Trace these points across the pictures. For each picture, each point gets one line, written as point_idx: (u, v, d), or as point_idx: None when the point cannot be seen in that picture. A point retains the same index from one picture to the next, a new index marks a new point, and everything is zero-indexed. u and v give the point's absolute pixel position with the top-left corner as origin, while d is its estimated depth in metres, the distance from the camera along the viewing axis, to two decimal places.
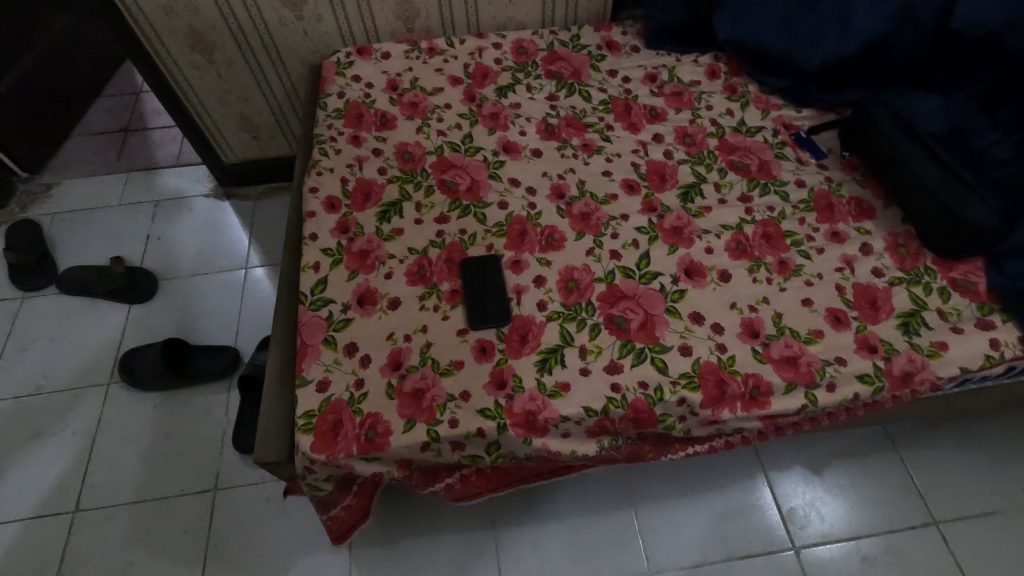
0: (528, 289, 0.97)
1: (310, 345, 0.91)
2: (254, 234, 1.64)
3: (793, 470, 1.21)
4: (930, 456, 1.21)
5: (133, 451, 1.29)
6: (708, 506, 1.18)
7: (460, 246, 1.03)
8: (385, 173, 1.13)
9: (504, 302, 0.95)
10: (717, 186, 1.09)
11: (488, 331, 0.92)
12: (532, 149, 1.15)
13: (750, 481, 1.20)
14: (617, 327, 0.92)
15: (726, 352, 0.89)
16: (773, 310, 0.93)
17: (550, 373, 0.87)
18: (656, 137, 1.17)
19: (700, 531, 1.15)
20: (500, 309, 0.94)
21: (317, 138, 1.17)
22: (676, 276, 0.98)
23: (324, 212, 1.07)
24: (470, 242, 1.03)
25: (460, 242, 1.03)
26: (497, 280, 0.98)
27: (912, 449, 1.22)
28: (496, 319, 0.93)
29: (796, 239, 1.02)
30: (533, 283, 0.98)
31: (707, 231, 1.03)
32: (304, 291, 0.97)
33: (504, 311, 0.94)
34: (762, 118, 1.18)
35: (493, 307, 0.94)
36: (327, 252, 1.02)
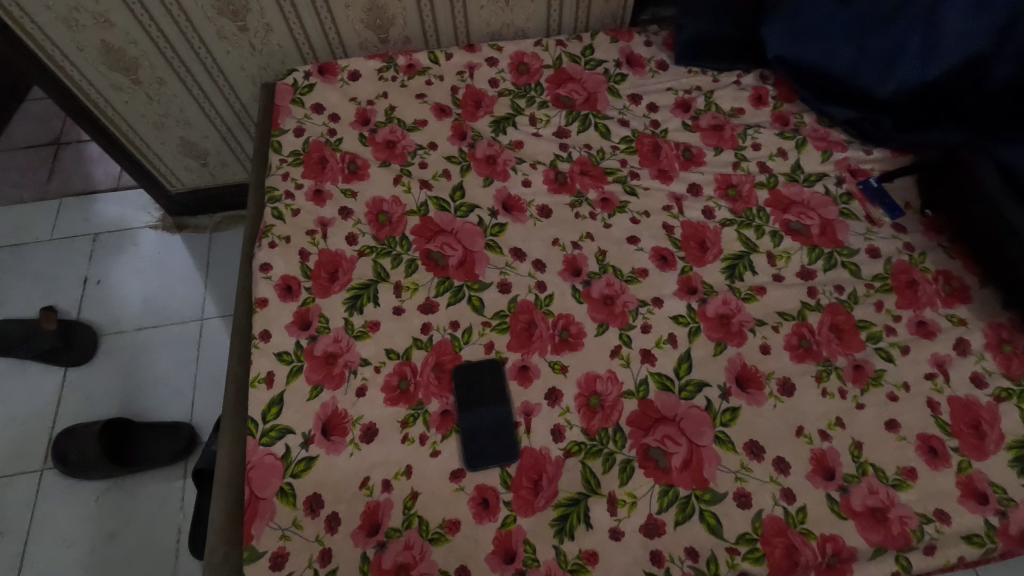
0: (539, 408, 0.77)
1: (261, 499, 0.71)
2: (211, 276, 1.41)
3: None
4: None
5: (72, 557, 1.10)
6: None
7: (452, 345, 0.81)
8: (356, 241, 0.90)
9: (510, 431, 0.75)
10: (770, 257, 0.88)
11: (489, 473, 0.72)
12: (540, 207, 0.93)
13: None
14: (655, 467, 0.72)
15: (795, 502, 0.70)
16: (850, 438, 0.74)
17: (572, 538, 0.68)
18: (692, 188, 0.94)
19: None
20: (505, 441, 0.74)
21: (270, 192, 0.94)
22: (726, 388, 0.78)
23: (280, 300, 0.85)
24: (464, 340, 0.82)
25: (451, 340, 0.82)
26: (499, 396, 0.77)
27: None
28: (500, 457, 0.73)
29: (872, 332, 0.81)
30: (545, 401, 0.77)
31: (761, 321, 0.83)
32: (253, 416, 0.76)
33: (510, 445, 0.74)
34: (822, 161, 0.96)
35: (495, 439, 0.74)
36: (284, 358, 0.81)
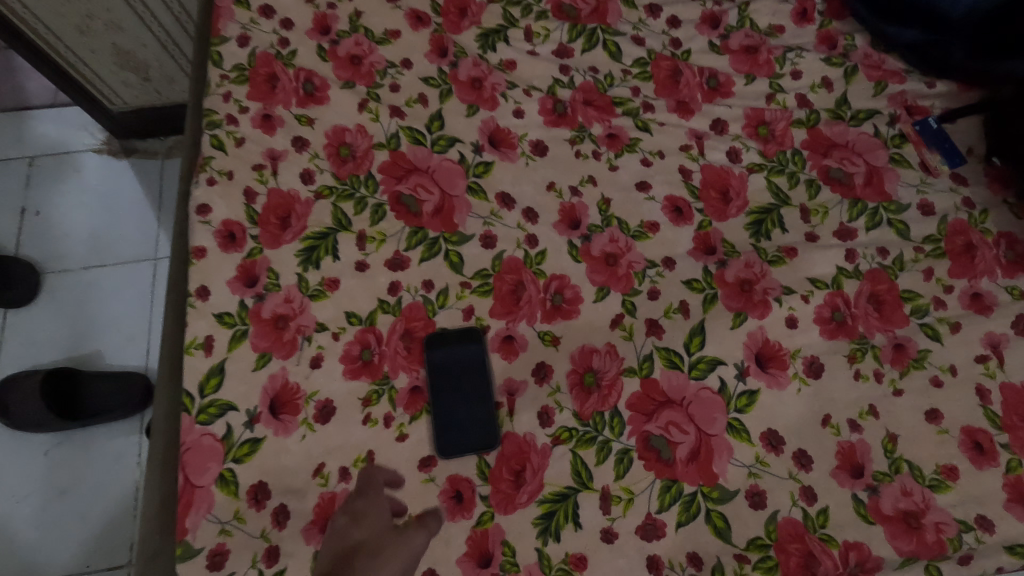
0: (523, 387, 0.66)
1: (197, 487, 0.61)
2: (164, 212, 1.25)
3: None
4: None
5: (21, 514, 1.02)
6: None
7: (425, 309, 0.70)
8: (312, 180, 0.75)
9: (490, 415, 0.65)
10: (804, 212, 0.74)
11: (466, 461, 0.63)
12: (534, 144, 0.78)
13: None
14: (657, 459, 0.62)
15: (815, 503, 0.61)
16: (884, 430, 0.64)
17: (558, 540, 0.59)
18: (716, 125, 0.79)
19: None
20: (486, 428, 0.64)
21: (207, 115, 0.77)
22: (744, 368, 0.66)
23: (220, 250, 0.71)
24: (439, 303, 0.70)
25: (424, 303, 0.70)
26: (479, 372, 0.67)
27: None
28: (480, 443, 0.63)
29: (918, 305, 0.69)
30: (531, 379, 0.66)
31: (789, 289, 0.70)
32: (188, 389, 0.65)
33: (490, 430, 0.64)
34: (874, 95, 0.80)
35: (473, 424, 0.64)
36: (225, 320, 0.68)
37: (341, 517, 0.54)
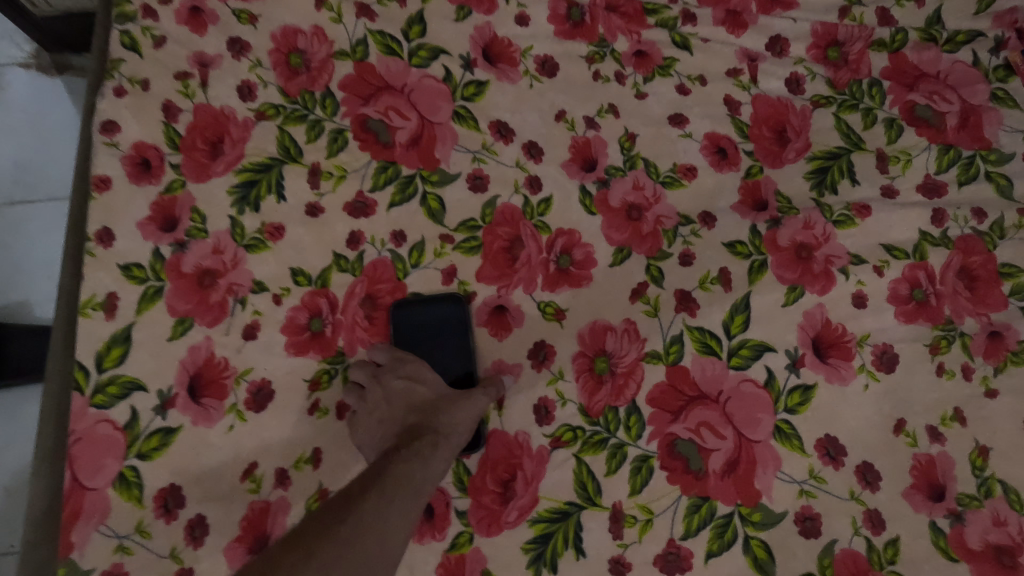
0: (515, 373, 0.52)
1: (88, 490, 0.47)
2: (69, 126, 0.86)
3: None
4: None
5: None
6: None
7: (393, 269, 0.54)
8: (253, 95, 0.58)
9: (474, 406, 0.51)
10: (881, 159, 0.58)
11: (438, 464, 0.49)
12: (540, 61, 0.61)
13: None
14: (684, 470, 0.49)
15: (882, 532, 0.48)
16: (973, 441, 0.50)
17: (554, 571, 0.46)
18: (775, 44, 0.61)
19: None
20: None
21: (116, 4, 0.59)
22: (798, 356, 0.52)
23: (130, 182, 0.55)
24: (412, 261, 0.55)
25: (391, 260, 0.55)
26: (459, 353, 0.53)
27: None
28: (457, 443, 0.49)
29: (1020, 283, 0.55)
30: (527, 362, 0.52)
31: (859, 258, 0.55)
32: (81, 362, 0.50)
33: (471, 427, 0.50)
34: (976, 12, 0.62)
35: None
36: (133, 274, 0.53)
37: (396, 380, 0.51)
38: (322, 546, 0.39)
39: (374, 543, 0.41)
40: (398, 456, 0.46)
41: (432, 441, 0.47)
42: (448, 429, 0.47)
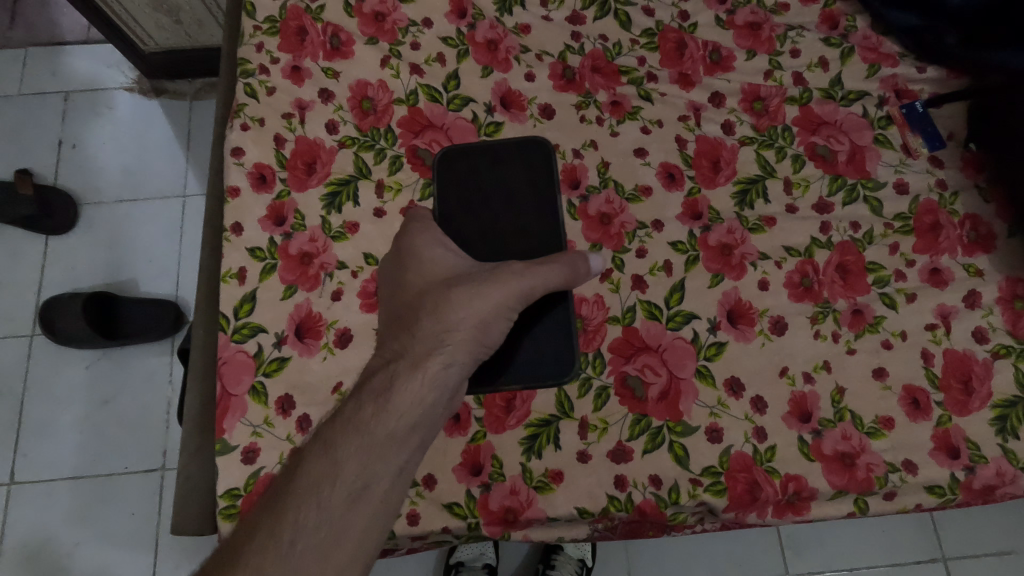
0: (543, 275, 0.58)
1: (233, 395, 0.71)
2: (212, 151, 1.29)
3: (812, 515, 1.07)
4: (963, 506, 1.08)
5: (68, 417, 1.15)
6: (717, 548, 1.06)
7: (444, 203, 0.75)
8: (336, 130, 0.82)
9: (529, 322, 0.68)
10: (787, 185, 0.80)
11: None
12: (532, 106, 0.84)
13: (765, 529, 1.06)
14: (631, 396, 0.71)
15: (765, 441, 0.70)
16: (834, 383, 0.72)
17: (539, 457, 0.69)
18: (714, 98, 0.84)
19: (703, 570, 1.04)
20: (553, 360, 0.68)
21: (242, 64, 0.83)
22: (716, 322, 0.74)
23: (252, 190, 0.79)
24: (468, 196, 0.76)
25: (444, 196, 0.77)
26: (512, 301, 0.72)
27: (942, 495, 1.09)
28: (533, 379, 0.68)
29: (880, 276, 0.76)
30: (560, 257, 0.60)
31: (765, 255, 0.77)
32: (224, 312, 0.74)
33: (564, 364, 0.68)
34: (867, 77, 0.84)
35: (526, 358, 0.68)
36: (256, 254, 0.76)
37: (393, 260, 0.61)
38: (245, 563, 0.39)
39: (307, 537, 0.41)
40: (349, 422, 0.47)
41: (389, 380, 0.49)
42: (425, 337, 0.52)
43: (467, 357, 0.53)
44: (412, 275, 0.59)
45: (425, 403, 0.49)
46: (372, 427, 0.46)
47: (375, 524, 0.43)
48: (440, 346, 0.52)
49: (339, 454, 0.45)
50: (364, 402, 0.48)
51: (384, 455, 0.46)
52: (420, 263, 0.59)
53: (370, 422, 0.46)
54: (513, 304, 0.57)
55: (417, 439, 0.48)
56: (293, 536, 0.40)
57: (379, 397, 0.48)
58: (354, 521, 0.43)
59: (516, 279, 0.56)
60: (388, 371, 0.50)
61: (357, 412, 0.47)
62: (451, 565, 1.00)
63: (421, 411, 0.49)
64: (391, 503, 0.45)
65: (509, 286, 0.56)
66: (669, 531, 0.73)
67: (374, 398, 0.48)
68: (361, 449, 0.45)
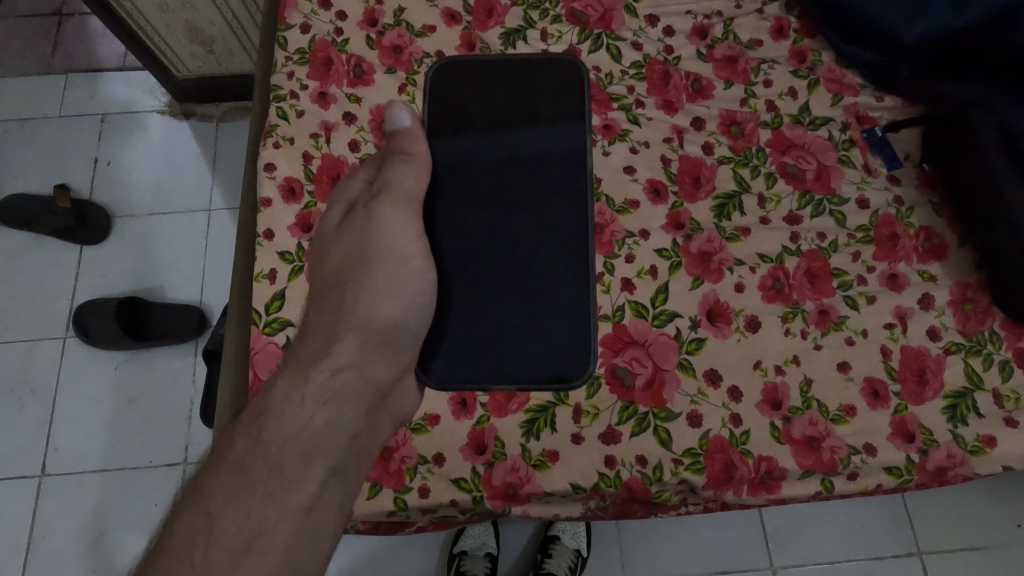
0: (398, 174, 0.72)
1: (264, 381, 0.80)
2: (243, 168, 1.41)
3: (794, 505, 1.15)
4: (937, 501, 1.15)
5: (97, 414, 1.23)
6: (705, 536, 1.13)
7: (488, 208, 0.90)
8: (358, 149, 0.92)
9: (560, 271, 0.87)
10: (761, 199, 0.90)
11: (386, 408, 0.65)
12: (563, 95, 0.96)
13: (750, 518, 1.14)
14: (620, 385, 0.80)
15: (741, 426, 0.78)
16: (802, 375, 0.80)
17: (537, 438, 0.77)
18: (695, 122, 0.94)
19: (691, 556, 1.11)
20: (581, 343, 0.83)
21: (275, 90, 0.93)
22: (696, 320, 0.83)
23: (283, 201, 0.88)
24: (508, 198, 0.91)
25: (479, 195, 0.91)
26: (533, 276, 0.87)
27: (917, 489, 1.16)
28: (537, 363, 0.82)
29: (844, 280, 0.85)
30: (393, 155, 0.74)
31: (741, 261, 0.86)
32: (257, 309, 0.83)
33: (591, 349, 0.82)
34: (831, 105, 0.95)
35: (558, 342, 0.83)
36: (286, 257, 0.86)
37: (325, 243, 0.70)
38: None
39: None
40: (228, 466, 0.52)
41: (270, 413, 0.55)
42: (315, 346, 0.62)
43: (352, 358, 0.62)
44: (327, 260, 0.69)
45: (307, 427, 0.55)
46: (255, 465, 0.52)
47: (275, 567, 0.48)
48: (323, 362, 0.60)
49: (217, 500, 0.49)
50: (244, 442, 0.53)
51: (270, 489, 0.51)
52: (335, 244, 0.69)
53: (247, 459, 0.52)
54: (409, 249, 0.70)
55: (310, 463, 0.54)
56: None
57: (256, 430, 0.54)
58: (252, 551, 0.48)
59: (393, 224, 0.70)
60: (267, 406, 0.56)
61: (234, 451, 0.53)
62: (454, 555, 1.05)
63: (306, 434, 0.55)
64: (291, 541, 0.50)
65: (387, 246, 0.69)
66: (656, 512, 0.81)
67: (250, 433, 0.54)
68: (246, 489, 0.50)
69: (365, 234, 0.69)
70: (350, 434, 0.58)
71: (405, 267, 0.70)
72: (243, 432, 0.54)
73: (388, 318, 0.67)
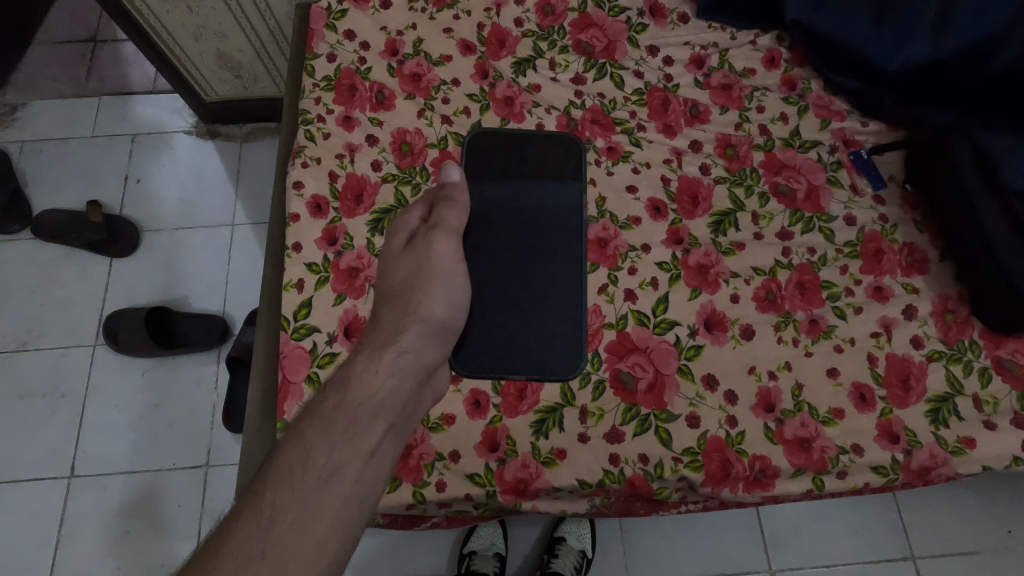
0: (446, 213, 0.77)
1: (292, 383, 0.86)
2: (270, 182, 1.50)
3: (790, 509, 1.19)
4: (929, 508, 1.19)
5: (123, 418, 1.29)
6: (704, 537, 1.17)
7: (490, 236, 0.97)
8: (379, 168, 0.99)
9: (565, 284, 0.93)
10: (754, 217, 0.96)
11: (432, 382, 0.68)
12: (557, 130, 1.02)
13: (748, 521, 1.18)
14: (623, 387, 0.85)
15: (736, 427, 0.83)
16: (794, 380, 0.86)
17: (546, 437, 0.83)
18: (693, 145, 1.01)
19: (691, 557, 1.16)
20: (566, 362, 0.88)
21: (303, 114, 1.01)
22: (694, 328, 0.89)
23: (310, 216, 0.95)
24: (516, 226, 0.98)
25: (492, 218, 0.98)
26: (544, 293, 0.94)
27: (910, 495, 1.20)
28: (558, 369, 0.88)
29: (833, 292, 0.91)
30: (440, 199, 0.80)
31: (735, 274, 0.92)
32: (286, 315, 0.89)
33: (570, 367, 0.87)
34: (820, 129, 1.02)
35: (555, 357, 0.89)
36: (313, 268, 0.92)
37: (385, 263, 0.75)
38: (241, 529, 0.47)
39: (295, 501, 0.49)
40: (318, 413, 0.57)
41: (352, 377, 0.60)
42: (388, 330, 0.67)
43: (417, 344, 0.66)
44: (389, 274, 0.73)
45: (384, 391, 0.60)
46: (339, 415, 0.56)
47: (349, 497, 0.51)
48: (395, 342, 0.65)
49: (308, 439, 0.54)
50: (330, 397, 0.58)
51: (351, 433, 0.55)
52: (397, 261, 0.74)
53: (334, 410, 0.57)
54: (456, 269, 0.74)
55: (383, 421, 0.58)
56: (268, 514, 0.48)
57: (341, 389, 0.59)
58: (334, 482, 0.51)
59: (444, 249, 0.74)
60: (349, 372, 0.61)
61: (323, 404, 0.57)
62: (464, 555, 1.09)
63: (380, 396, 0.59)
64: (362, 478, 0.53)
65: (440, 267, 0.73)
66: (657, 509, 0.87)
67: (336, 391, 0.58)
68: (330, 431, 0.55)
69: (423, 258, 0.73)
70: (414, 402, 0.62)
71: (452, 283, 0.73)
72: (330, 390, 0.59)
73: (443, 319, 0.70)
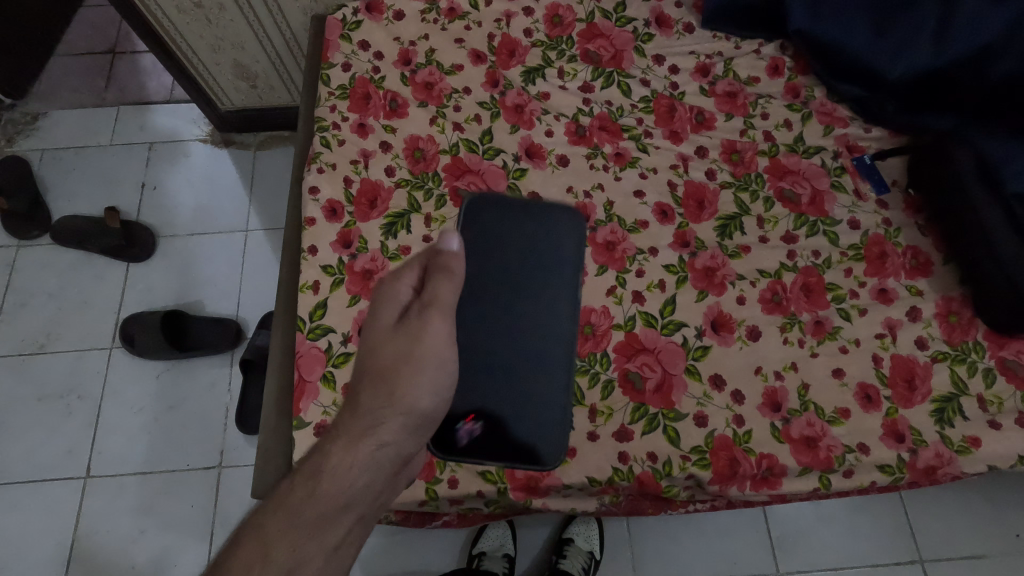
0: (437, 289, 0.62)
1: (308, 381, 0.88)
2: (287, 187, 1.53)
3: (798, 511, 1.20)
4: (937, 511, 1.20)
5: (138, 420, 1.31)
6: (712, 539, 1.18)
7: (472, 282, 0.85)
8: (393, 174, 1.02)
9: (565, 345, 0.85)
10: (760, 220, 0.98)
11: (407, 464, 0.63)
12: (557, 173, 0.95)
13: (755, 523, 1.19)
14: (631, 387, 0.87)
15: (743, 426, 0.85)
16: (800, 380, 0.87)
17: None
18: (699, 151, 1.04)
19: (699, 559, 1.16)
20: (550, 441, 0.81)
21: (319, 122, 1.04)
22: (701, 330, 0.90)
23: (325, 220, 0.98)
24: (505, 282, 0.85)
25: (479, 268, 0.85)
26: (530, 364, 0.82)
27: (917, 498, 1.21)
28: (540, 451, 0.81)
29: (838, 294, 0.93)
30: (434, 266, 0.64)
31: (741, 276, 0.94)
32: (301, 316, 0.92)
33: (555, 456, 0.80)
34: (823, 135, 1.04)
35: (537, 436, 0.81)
36: (328, 270, 0.95)
37: (370, 337, 0.61)
38: None
39: None
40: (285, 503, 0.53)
41: (330, 461, 0.55)
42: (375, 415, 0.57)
43: (399, 436, 0.58)
44: (373, 351, 0.60)
45: (357, 484, 0.55)
46: (305, 509, 0.52)
47: None
48: (376, 428, 0.57)
49: (270, 537, 0.51)
50: (299, 484, 0.54)
51: (312, 534, 0.52)
52: (381, 337, 0.60)
53: (301, 505, 0.53)
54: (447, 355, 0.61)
55: (351, 514, 0.54)
56: None
57: (311, 478, 0.54)
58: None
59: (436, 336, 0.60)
60: (325, 455, 0.55)
61: (290, 493, 0.53)
62: (474, 555, 1.10)
63: (353, 490, 0.54)
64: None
65: (428, 351, 0.60)
66: (665, 508, 0.88)
67: (306, 480, 0.54)
68: (294, 528, 0.51)
69: (414, 339, 0.60)
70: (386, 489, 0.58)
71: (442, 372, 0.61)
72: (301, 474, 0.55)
73: (430, 412, 0.60)
